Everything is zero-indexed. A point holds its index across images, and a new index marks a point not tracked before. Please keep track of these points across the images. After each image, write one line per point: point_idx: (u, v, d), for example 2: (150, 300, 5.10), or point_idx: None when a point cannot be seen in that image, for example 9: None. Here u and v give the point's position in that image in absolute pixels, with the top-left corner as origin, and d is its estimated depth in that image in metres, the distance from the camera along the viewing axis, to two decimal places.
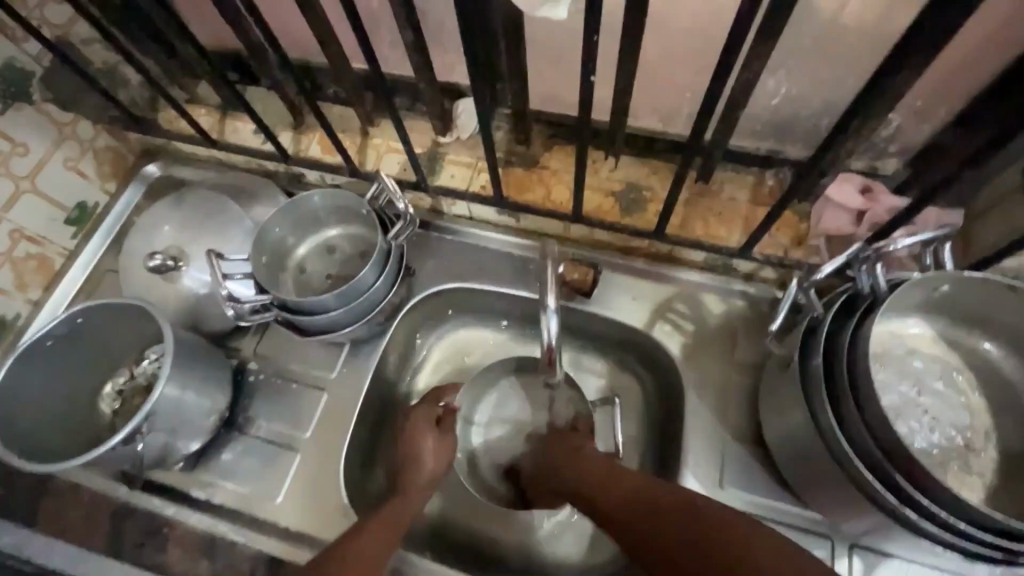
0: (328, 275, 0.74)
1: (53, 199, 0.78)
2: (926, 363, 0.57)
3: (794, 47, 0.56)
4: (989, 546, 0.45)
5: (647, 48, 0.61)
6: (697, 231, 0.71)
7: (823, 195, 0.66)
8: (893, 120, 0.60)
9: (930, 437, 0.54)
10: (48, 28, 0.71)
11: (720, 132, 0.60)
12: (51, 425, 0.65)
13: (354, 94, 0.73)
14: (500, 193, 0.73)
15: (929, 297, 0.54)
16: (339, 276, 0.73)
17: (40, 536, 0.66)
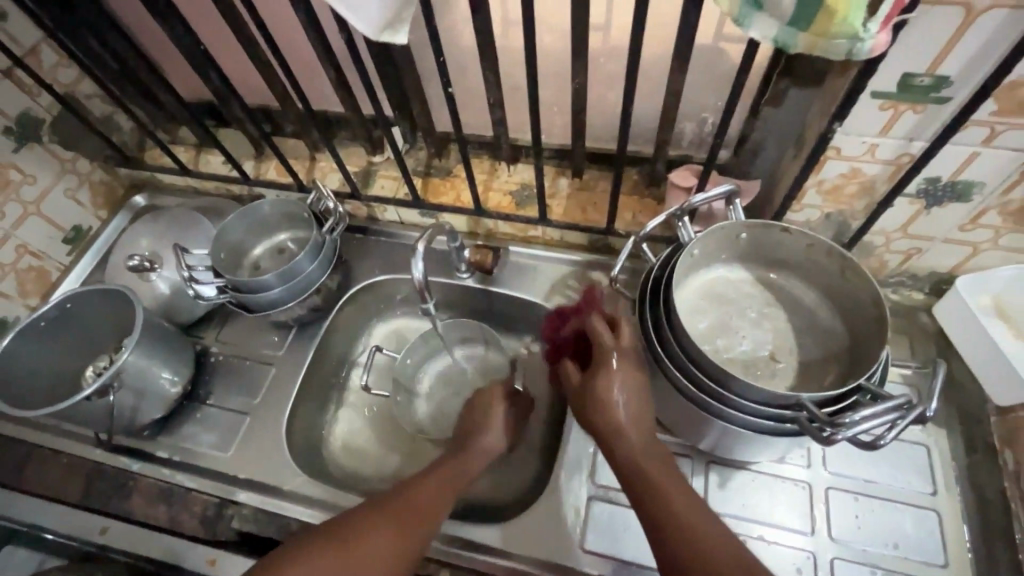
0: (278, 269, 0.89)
1: (54, 222, 0.94)
2: (743, 297, 0.71)
3: (621, 67, 0.74)
4: (765, 417, 0.59)
5: (516, 75, 0.79)
6: (578, 217, 0.87)
7: (669, 179, 0.81)
8: (708, 118, 0.78)
9: (741, 347, 0.68)
10: (58, 85, 0.89)
11: (576, 133, 0.76)
12: (40, 395, 0.79)
13: (299, 126, 0.91)
14: (417, 196, 0.90)
15: (736, 244, 0.69)
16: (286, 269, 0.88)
17: (26, 494, 0.77)
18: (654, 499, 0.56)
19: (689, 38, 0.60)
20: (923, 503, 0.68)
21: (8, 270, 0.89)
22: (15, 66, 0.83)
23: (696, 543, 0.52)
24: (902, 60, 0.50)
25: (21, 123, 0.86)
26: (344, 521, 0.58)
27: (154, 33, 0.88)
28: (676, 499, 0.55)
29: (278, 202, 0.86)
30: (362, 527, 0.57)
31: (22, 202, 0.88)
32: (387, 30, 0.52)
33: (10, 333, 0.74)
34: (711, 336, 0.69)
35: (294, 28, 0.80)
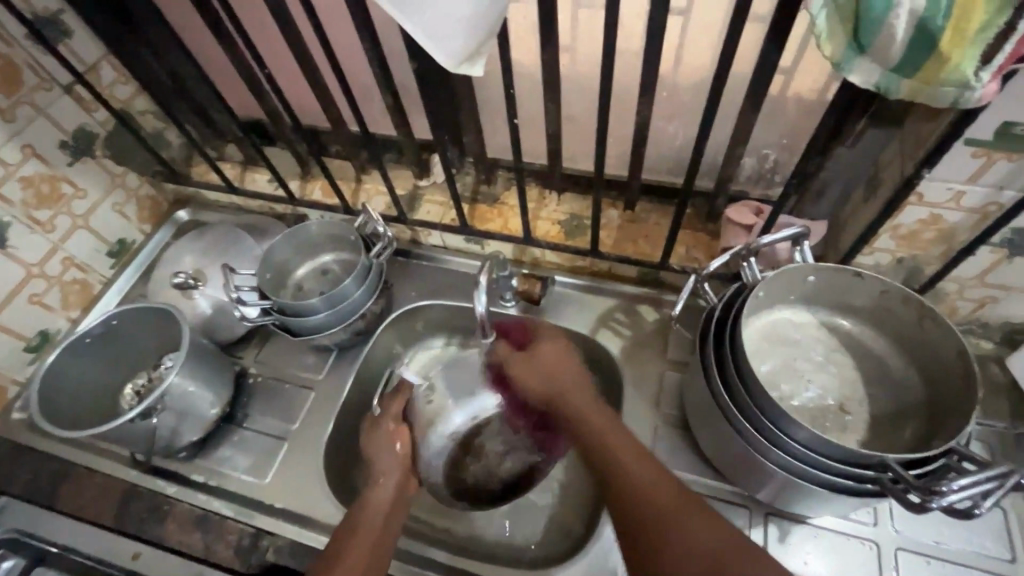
0: (321, 292, 0.88)
1: (101, 235, 0.94)
2: (810, 343, 0.68)
3: (684, 101, 0.72)
4: (844, 476, 0.55)
5: (574, 107, 0.78)
6: (629, 250, 0.85)
7: (725, 215, 0.79)
8: (771, 155, 0.76)
9: (808, 396, 0.65)
10: (115, 101, 0.90)
11: (634, 165, 0.75)
12: (79, 413, 0.77)
13: (350, 148, 0.91)
14: (465, 222, 0.88)
15: (803, 287, 0.66)
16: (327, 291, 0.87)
17: (60, 514, 0.75)
18: (611, 467, 0.60)
19: (767, 77, 0.58)
20: (1000, 570, 0.64)
21: (53, 282, 0.88)
22: (76, 82, 0.84)
23: (651, 496, 0.56)
24: (1003, 109, 0.48)
25: (76, 137, 0.87)
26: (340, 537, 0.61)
27: (211, 53, 0.89)
28: (629, 456, 0.60)
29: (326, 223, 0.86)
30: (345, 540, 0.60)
31: (73, 214, 0.89)
32: (465, 63, 0.51)
33: (57, 350, 0.74)
34: (777, 383, 0.65)
35: (353, 53, 0.80)
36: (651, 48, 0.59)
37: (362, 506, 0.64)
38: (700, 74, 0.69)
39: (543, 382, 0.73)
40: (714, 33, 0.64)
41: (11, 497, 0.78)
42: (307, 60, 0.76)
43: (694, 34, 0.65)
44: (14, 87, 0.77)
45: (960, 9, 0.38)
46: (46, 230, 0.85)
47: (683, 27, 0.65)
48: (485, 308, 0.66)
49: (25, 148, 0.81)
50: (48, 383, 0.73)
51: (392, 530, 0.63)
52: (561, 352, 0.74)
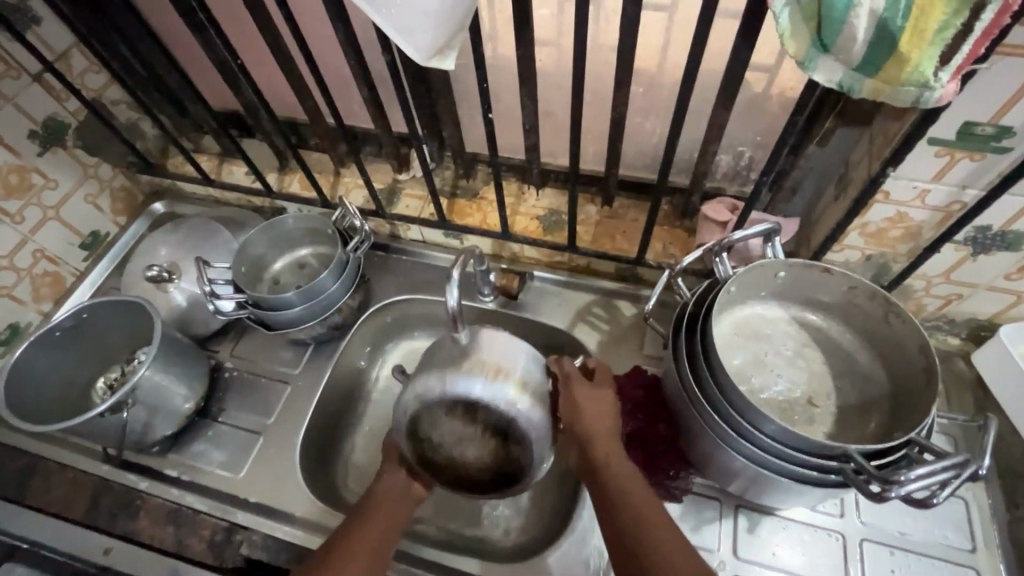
0: (298, 286, 0.87)
1: (73, 227, 0.92)
2: (781, 337, 0.69)
3: (660, 97, 0.73)
4: (809, 467, 0.56)
5: (551, 102, 0.78)
6: (607, 245, 0.85)
7: (701, 211, 0.79)
8: (745, 152, 0.77)
9: (777, 390, 0.66)
10: (86, 91, 0.88)
11: (611, 161, 0.75)
12: (49, 408, 0.76)
13: (327, 141, 0.90)
14: (444, 217, 0.88)
15: (774, 283, 0.67)
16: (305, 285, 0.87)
17: (30, 509, 0.75)
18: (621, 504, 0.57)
19: (738, 75, 0.58)
20: (960, 559, 0.66)
21: (23, 274, 0.87)
22: (45, 70, 0.82)
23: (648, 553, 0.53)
24: (962, 110, 0.49)
25: (45, 127, 0.85)
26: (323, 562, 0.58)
27: (185, 43, 0.87)
28: (635, 498, 0.57)
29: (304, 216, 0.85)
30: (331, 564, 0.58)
31: (43, 206, 0.87)
32: (435, 56, 0.51)
33: (28, 341, 0.73)
34: (748, 377, 0.66)
35: (330, 44, 0.79)
36: (625, 44, 0.59)
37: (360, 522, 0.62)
38: (674, 71, 0.69)
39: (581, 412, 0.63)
40: (688, 30, 0.64)
41: None
42: (282, 51, 0.75)
43: (668, 31, 0.65)
44: None
45: (918, 9, 0.39)
46: (15, 221, 0.84)
47: (658, 23, 0.65)
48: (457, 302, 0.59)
49: None
50: (18, 375, 0.72)
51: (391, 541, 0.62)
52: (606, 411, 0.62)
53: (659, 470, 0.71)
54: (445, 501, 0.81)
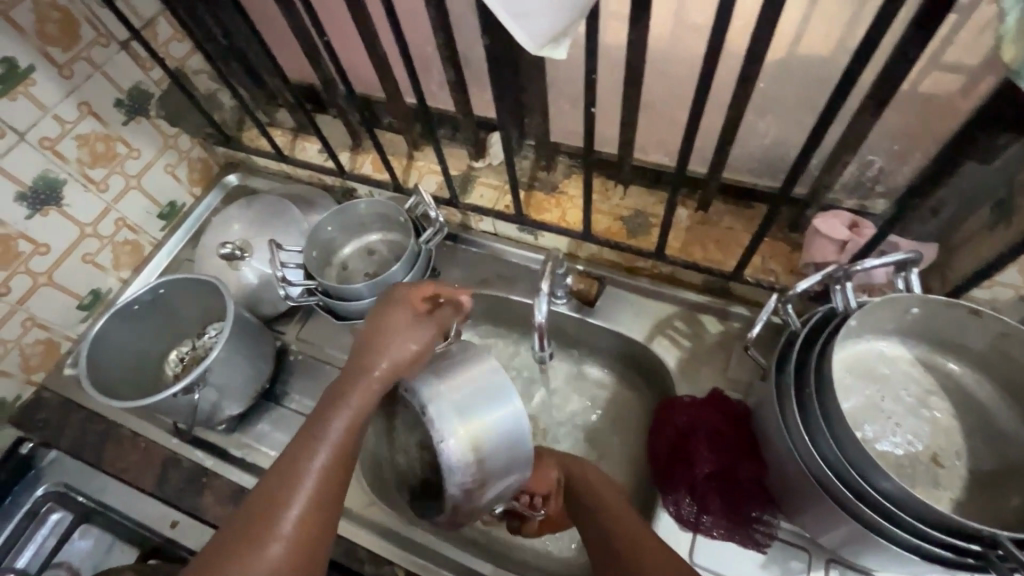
0: (366, 273, 0.85)
1: (152, 197, 0.93)
2: (905, 381, 0.60)
3: (781, 95, 0.64)
4: (941, 545, 0.49)
5: (652, 92, 0.70)
6: (697, 254, 0.78)
7: (812, 227, 0.70)
8: (876, 162, 0.66)
9: (896, 441, 0.58)
10: (169, 60, 0.88)
11: (716, 164, 0.67)
12: (125, 377, 0.78)
13: (404, 122, 0.86)
14: (521, 210, 0.83)
15: (902, 319, 0.59)
16: (375, 273, 0.84)
17: (107, 474, 0.78)
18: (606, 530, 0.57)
19: (899, 77, 0.49)
20: None
21: (106, 242, 0.88)
22: (132, 38, 0.81)
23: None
24: None
25: (130, 96, 0.85)
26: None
27: (266, 11, 0.84)
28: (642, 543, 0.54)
29: (378, 202, 0.82)
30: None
31: (125, 175, 0.87)
32: (548, 45, 0.45)
33: (107, 313, 0.74)
34: (862, 423, 0.58)
35: (416, 18, 0.74)
36: (762, 34, 0.50)
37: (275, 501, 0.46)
38: (808, 66, 0.60)
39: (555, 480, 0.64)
40: (839, 18, 0.54)
41: (61, 452, 0.80)
42: (366, 26, 0.70)
43: (810, 18, 0.56)
44: (72, 41, 0.75)
45: None
46: (99, 190, 0.84)
47: (803, 7, 0.55)
48: (545, 313, 0.61)
49: (82, 105, 0.79)
50: (99, 346, 0.74)
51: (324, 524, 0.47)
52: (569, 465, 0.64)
53: (740, 512, 0.65)
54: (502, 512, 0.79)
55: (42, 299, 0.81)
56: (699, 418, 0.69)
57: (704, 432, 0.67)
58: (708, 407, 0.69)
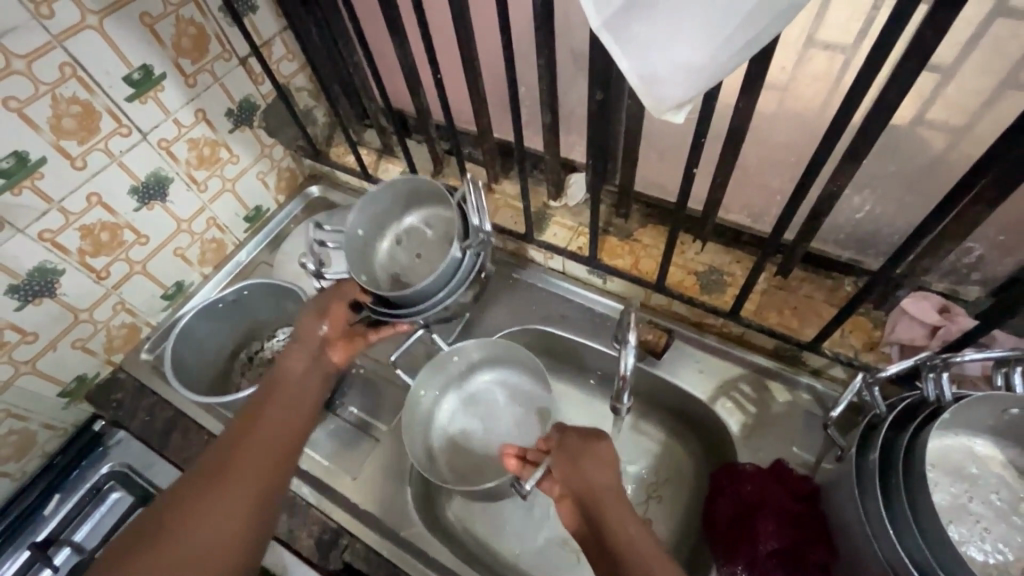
0: (415, 254, 0.83)
1: (243, 201, 0.98)
2: (996, 483, 0.57)
3: (883, 171, 0.63)
4: None
5: (746, 155, 0.70)
6: (772, 319, 0.76)
7: (899, 306, 0.69)
8: (976, 249, 0.64)
9: (986, 549, 0.54)
10: (278, 76, 0.94)
11: (805, 233, 0.67)
12: (198, 371, 0.82)
13: (489, 157, 0.89)
14: (595, 254, 0.83)
15: (999, 418, 0.56)
16: (427, 256, 0.83)
17: (169, 462, 0.81)
18: (614, 531, 0.53)
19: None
20: None
21: (196, 238, 0.93)
22: (251, 55, 0.88)
23: None
24: None
25: (240, 107, 0.91)
26: (207, 475, 0.58)
27: (376, 40, 0.89)
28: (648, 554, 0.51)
29: (411, 183, 0.79)
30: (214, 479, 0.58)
31: (224, 178, 0.93)
32: (667, 110, 0.46)
33: (193, 309, 0.79)
34: (948, 522, 0.55)
35: (521, 61, 0.76)
36: (880, 118, 0.50)
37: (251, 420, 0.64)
38: (922, 147, 0.59)
39: (575, 478, 0.58)
40: (964, 106, 0.54)
41: (128, 433, 0.85)
42: (473, 67, 0.73)
43: (931, 103, 0.55)
44: (201, 54, 0.81)
45: None
46: (199, 190, 0.90)
47: (926, 91, 0.55)
48: (630, 366, 0.64)
49: (198, 112, 0.85)
50: (184, 339, 0.79)
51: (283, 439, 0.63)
52: (608, 474, 0.58)
53: None
54: (542, 555, 0.79)
55: (134, 285, 0.87)
56: (766, 492, 0.66)
57: (772, 507, 0.65)
58: (777, 481, 0.67)
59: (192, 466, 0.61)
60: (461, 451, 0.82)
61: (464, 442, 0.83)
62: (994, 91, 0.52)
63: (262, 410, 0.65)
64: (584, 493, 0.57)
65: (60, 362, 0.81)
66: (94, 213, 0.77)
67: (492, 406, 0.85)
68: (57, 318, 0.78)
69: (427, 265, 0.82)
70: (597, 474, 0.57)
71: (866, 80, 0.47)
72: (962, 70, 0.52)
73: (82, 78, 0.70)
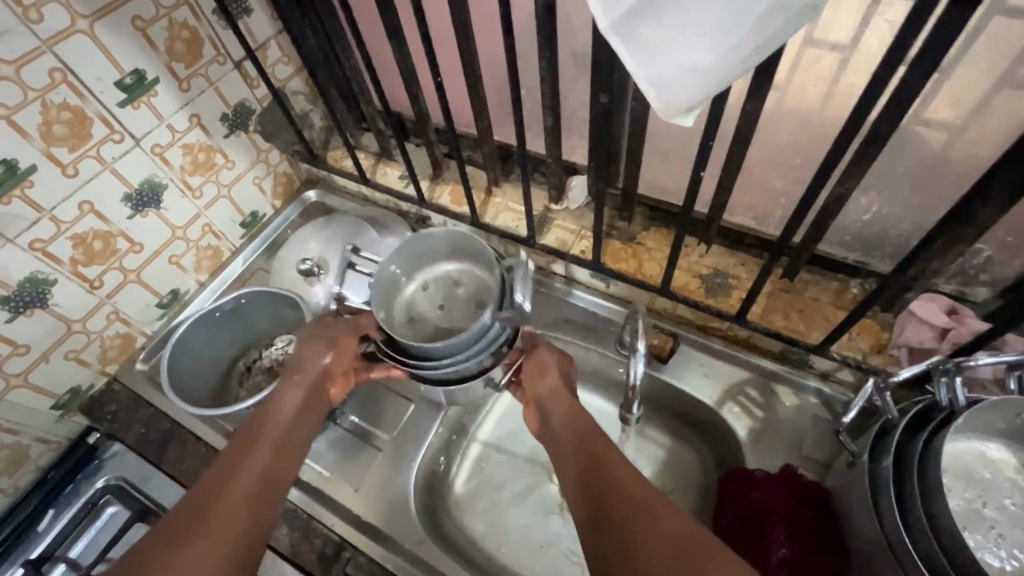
0: (440, 307, 0.77)
1: (239, 206, 0.97)
2: (1010, 488, 0.57)
3: (891, 173, 0.62)
4: None
5: (751, 157, 0.69)
6: (778, 323, 0.75)
7: (907, 309, 0.68)
8: (985, 251, 0.64)
9: (1002, 555, 0.53)
10: (274, 79, 0.92)
11: (811, 235, 0.66)
12: (196, 382, 0.80)
13: (489, 160, 0.88)
14: (598, 257, 0.82)
15: (1012, 422, 0.55)
16: (451, 310, 0.76)
17: (167, 475, 0.80)
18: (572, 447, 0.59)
19: None
20: None
21: (191, 246, 0.91)
22: (245, 58, 0.86)
23: (617, 492, 0.52)
24: None
25: (235, 111, 0.89)
26: (189, 520, 0.53)
27: (373, 42, 0.87)
28: (617, 468, 0.54)
29: (455, 238, 0.75)
30: (204, 520, 0.53)
31: (219, 184, 0.91)
32: (675, 112, 0.45)
33: (190, 319, 0.77)
34: (963, 528, 0.55)
35: (521, 63, 0.75)
36: (890, 120, 0.49)
37: (242, 454, 0.60)
38: (930, 149, 0.58)
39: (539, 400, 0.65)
40: (975, 107, 0.53)
41: (124, 446, 0.83)
42: (474, 69, 0.72)
43: (941, 104, 0.54)
44: (194, 58, 0.80)
45: None
46: (194, 196, 0.88)
47: (935, 91, 0.54)
48: (640, 374, 0.63)
49: (192, 117, 0.83)
50: (180, 350, 0.77)
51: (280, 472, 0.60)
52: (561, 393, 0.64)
53: None
54: (547, 563, 0.78)
55: (128, 294, 0.85)
56: (776, 499, 0.66)
57: (783, 514, 0.64)
58: (788, 487, 0.66)
59: (173, 506, 0.56)
60: (414, 324, 0.76)
61: (419, 317, 0.77)
62: (1004, 91, 0.51)
63: (252, 450, 0.61)
64: (546, 397, 0.65)
65: (53, 375, 0.79)
66: (86, 221, 0.75)
67: (452, 283, 0.78)
68: (50, 329, 0.76)
69: (450, 324, 0.76)
70: (555, 398, 0.64)
71: (878, 83, 0.46)
72: (973, 71, 0.51)
73: (73, 84, 0.68)
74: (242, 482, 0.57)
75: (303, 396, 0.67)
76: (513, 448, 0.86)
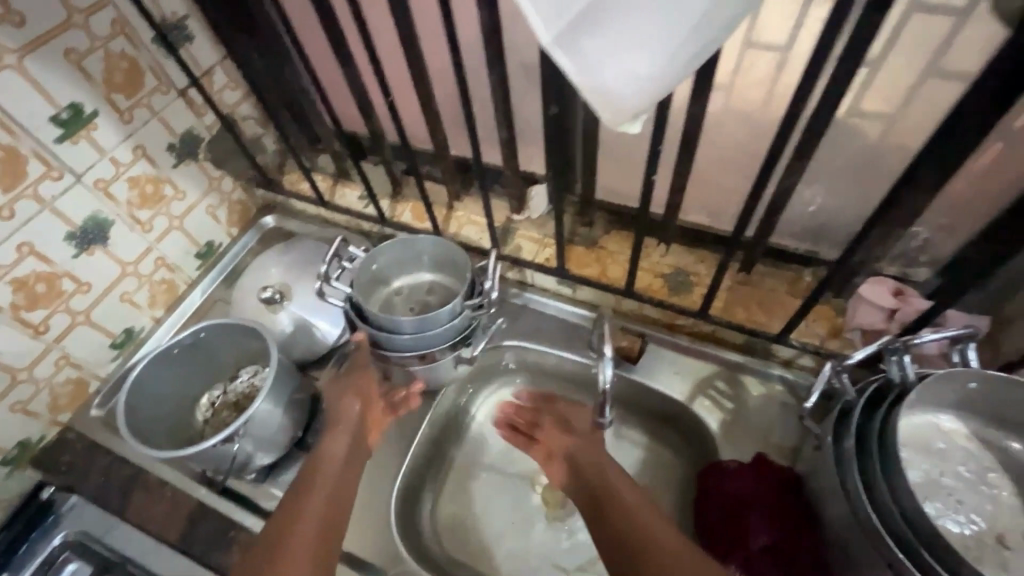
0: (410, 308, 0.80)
1: (193, 237, 0.94)
2: (963, 456, 0.60)
3: (831, 165, 0.65)
4: None
5: (702, 157, 0.72)
6: (739, 315, 0.78)
7: (857, 292, 0.71)
8: (923, 233, 0.67)
9: (962, 520, 0.56)
10: (222, 105, 0.90)
11: (763, 228, 0.69)
12: (157, 423, 0.76)
13: (449, 176, 0.88)
14: (562, 264, 0.83)
15: (960, 393, 0.59)
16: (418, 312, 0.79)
17: (131, 524, 0.76)
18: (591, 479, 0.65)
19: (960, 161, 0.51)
20: None
21: (144, 281, 0.88)
22: (190, 86, 0.84)
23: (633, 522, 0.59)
24: None
25: (183, 140, 0.87)
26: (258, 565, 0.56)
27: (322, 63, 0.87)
28: (633, 501, 0.61)
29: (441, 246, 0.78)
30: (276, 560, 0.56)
31: (170, 216, 0.88)
32: (623, 119, 0.46)
33: (145, 358, 0.74)
34: (924, 498, 0.57)
35: (472, 77, 0.76)
36: (824, 116, 0.52)
37: (300, 496, 0.62)
38: (864, 141, 0.61)
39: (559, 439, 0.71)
40: (901, 99, 0.57)
41: (82, 498, 0.78)
42: (425, 86, 0.72)
43: (871, 97, 0.58)
44: (135, 88, 0.77)
45: None
46: (144, 231, 0.85)
47: (863, 86, 0.57)
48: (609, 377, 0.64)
49: (137, 149, 0.80)
50: (136, 391, 0.73)
51: (338, 517, 0.62)
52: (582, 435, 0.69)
53: None
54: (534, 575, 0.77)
55: (78, 337, 0.81)
56: (751, 489, 0.67)
57: (759, 504, 0.66)
58: (761, 477, 0.68)
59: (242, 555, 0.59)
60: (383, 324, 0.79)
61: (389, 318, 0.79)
62: (924, 82, 0.55)
63: (309, 494, 0.62)
64: (572, 445, 0.69)
65: None
66: (26, 264, 0.72)
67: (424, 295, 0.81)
68: None
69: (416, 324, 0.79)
70: (571, 438, 0.70)
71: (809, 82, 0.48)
72: (896, 65, 0.54)
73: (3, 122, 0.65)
74: (304, 528, 0.59)
75: (349, 445, 0.69)
76: (494, 462, 0.86)
